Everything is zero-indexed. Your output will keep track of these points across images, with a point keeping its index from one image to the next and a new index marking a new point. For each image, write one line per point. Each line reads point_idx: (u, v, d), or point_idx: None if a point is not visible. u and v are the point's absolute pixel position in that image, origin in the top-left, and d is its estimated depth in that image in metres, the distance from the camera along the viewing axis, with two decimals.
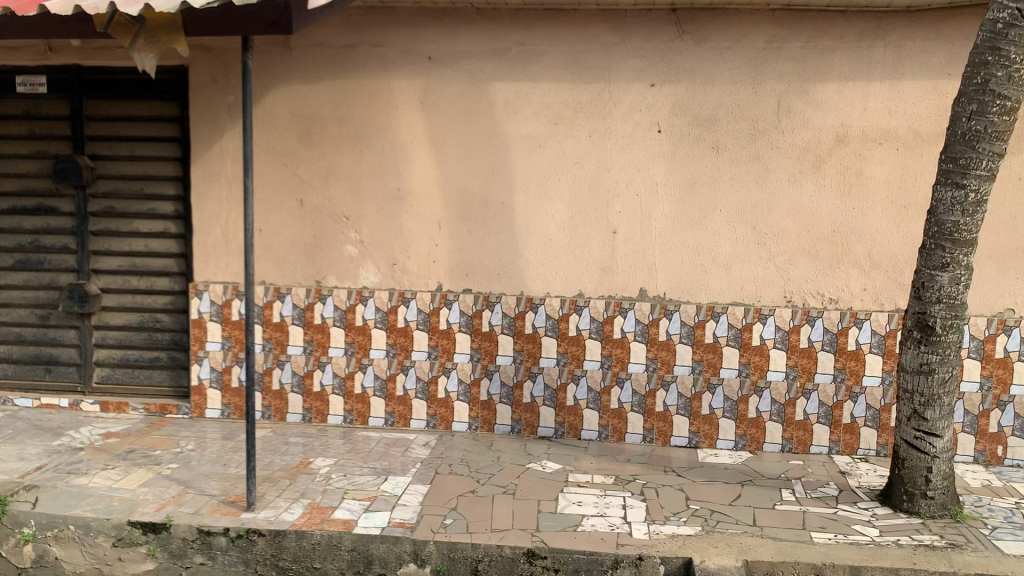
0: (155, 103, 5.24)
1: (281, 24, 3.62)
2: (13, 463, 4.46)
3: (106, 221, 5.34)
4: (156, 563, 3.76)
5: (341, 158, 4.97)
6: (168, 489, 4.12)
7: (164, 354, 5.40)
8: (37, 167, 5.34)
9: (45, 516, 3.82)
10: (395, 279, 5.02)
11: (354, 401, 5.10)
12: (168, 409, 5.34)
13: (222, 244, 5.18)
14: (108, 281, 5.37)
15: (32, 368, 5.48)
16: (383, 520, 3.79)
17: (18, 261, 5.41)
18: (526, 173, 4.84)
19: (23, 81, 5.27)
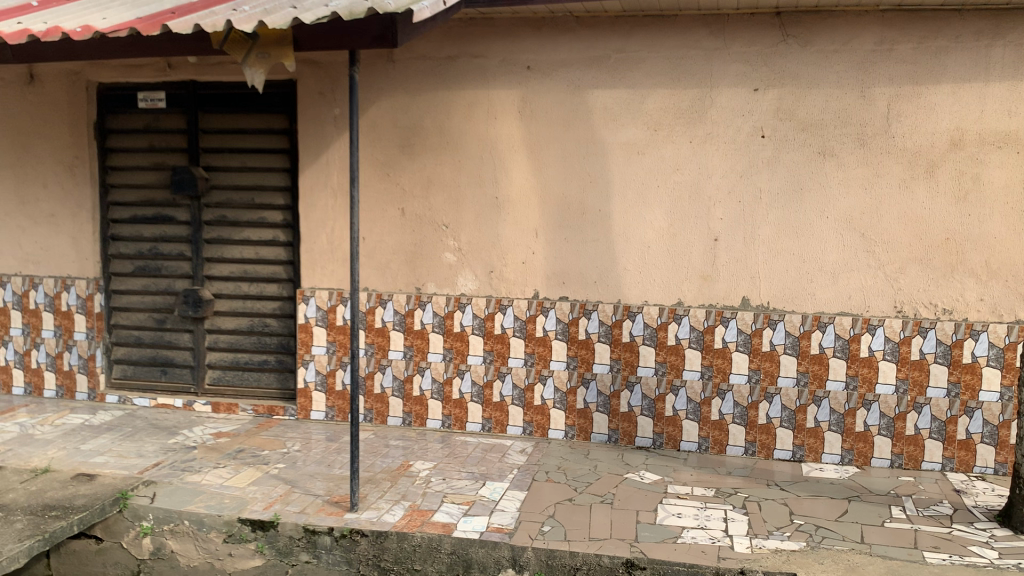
0: (266, 116, 5.45)
1: (387, 37, 3.70)
2: (133, 459, 4.70)
3: (219, 229, 5.58)
4: (264, 559, 3.90)
5: (441, 167, 5.06)
6: (275, 488, 4.27)
7: (272, 357, 5.60)
8: (156, 178, 5.61)
9: (162, 511, 4.00)
10: (493, 286, 5.07)
11: (451, 406, 5.17)
12: (276, 411, 5.52)
13: (327, 251, 5.34)
14: (220, 287, 5.61)
15: (149, 369, 5.76)
16: (481, 524, 3.83)
17: (137, 267, 5.70)
18: (625, 180, 4.82)
19: (145, 97, 5.57)
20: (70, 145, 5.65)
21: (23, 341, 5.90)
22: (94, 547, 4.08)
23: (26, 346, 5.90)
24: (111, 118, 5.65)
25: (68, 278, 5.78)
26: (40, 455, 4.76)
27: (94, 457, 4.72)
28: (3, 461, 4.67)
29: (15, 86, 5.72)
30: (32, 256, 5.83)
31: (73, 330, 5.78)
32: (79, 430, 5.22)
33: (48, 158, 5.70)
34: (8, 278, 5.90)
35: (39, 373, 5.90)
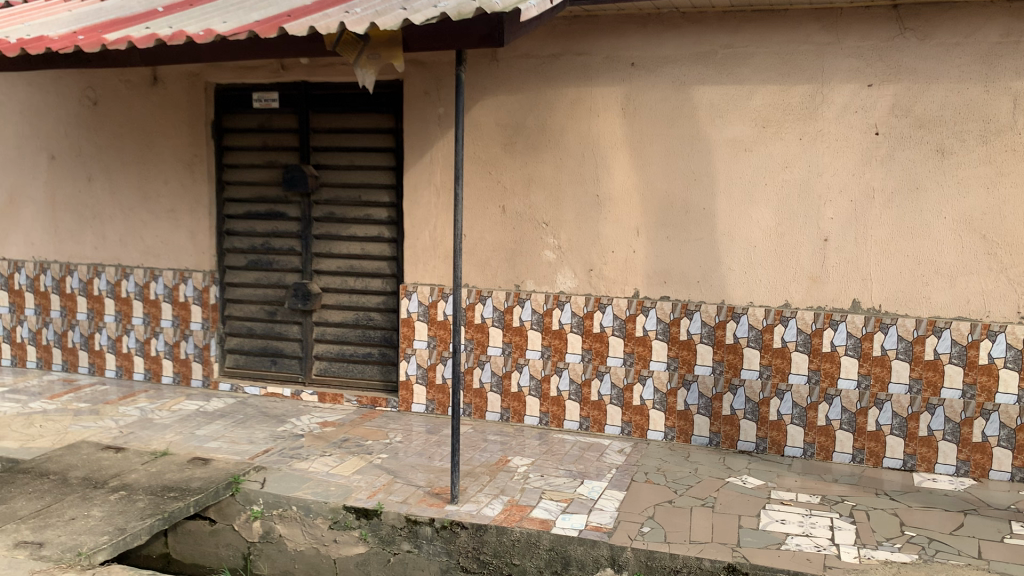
0: (373, 116, 5.58)
1: (493, 37, 3.72)
2: (244, 444, 4.89)
3: (328, 225, 5.75)
4: (368, 546, 4.00)
5: (543, 165, 5.08)
6: (378, 477, 4.37)
7: (376, 350, 5.73)
8: (269, 175, 5.83)
9: (271, 495, 4.15)
10: (593, 284, 5.06)
11: (549, 403, 5.19)
12: (379, 403, 5.66)
13: (429, 248, 5.43)
14: (327, 281, 5.78)
15: (260, 359, 5.99)
16: (580, 522, 3.83)
17: (250, 261, 5.94)
18: (731, 178, 4.73)
19: (259, 98, 5.78)
20: (189, 144, 5.92)
21: (144, 329, 6.22)
22: (208, 528, 4.26)
23: (146, 335, 6.22)
24: (228, 118, 5.89)
25: (186, 271, 6.06)
26: (159, 438, 5.02)
27: (208, 442, 4.94)
28: (126, 443, 4.93)
29: (140, 88, 6.04)
30: (153, 249, 6.14)
31: (190, 320, 6.07)
32: (194, 415, 5.47)
33: (169, 156, 6.00)
34: (131, 270, 6.23)
35: (157, 360, 6.21)
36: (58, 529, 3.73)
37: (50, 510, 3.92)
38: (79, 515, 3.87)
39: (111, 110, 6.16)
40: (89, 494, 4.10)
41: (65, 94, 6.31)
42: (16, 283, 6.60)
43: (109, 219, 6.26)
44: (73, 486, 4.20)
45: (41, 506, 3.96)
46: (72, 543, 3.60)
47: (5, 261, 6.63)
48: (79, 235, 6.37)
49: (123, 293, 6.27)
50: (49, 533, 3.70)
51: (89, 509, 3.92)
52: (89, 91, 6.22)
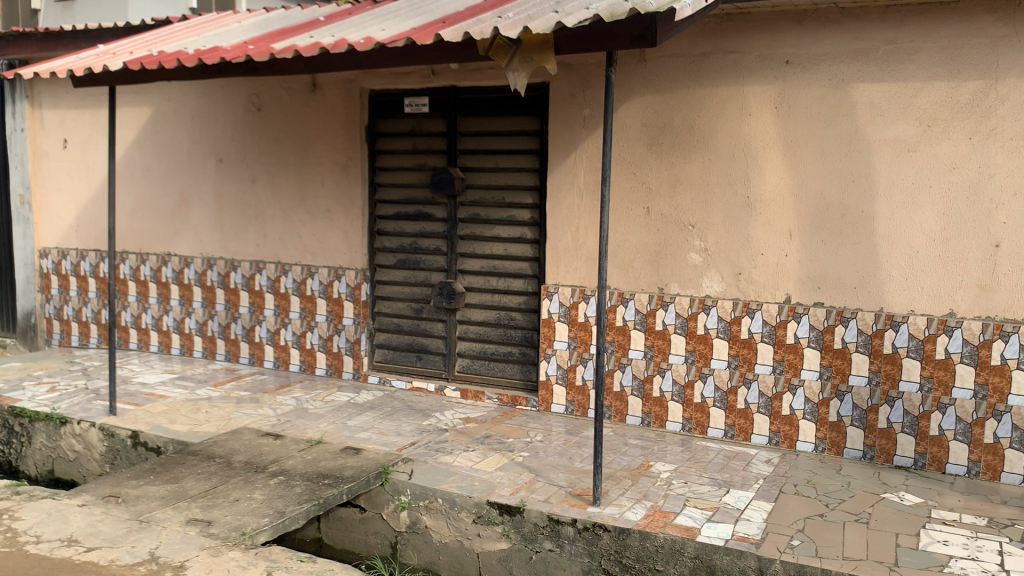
0: (519, 118, 5.66)
1: (646, 37, 3.71)
2: (392, 436, 5.07)
3: (473, 226, 5.87)
4: (510, 543, 4.05)
5: (690, 166, 5.01)
6: (521, 475, 4.43)
7: (517, 349, 5.79)
8: (418, 178, 6.01)
9: (419, 487, 4.28)
10: (741, 289, 4.95)
11: (693, 409, 5.11)
12: (519, 401, 5.69)
13: (572, 249, 5.44)
14: (472, 280, 5.91)
15: (406, 354, 6.18)
16: (726, 532, 3.75)
17: (399, 260, 6.15)
18: (891, 179, 4.52)
19: (410, 103, 5.97)
20: (345, 147, 6.20)
21: (300, 323, 6.54)
22: (358, 516, 4.44)
23: (302, 329, 6.53)
24: (381, 123, 6.12)
25: (340, 268, 6.34)
26: (313, 427, 5.26)
27: (358, 433, 5.14)
28: (283, 431, 5.20)
29: (301, 94, 6.36)
30: (309, 247, 6.46)
31: (342, 315, 6.34)
32: (345, 406, 5.71)
33: (326, 159, 6.29)
34: (289, 267, 6.56)
35: (312, 353, 6.51)
36: (224, 509, 3.98)
37: (217, 491, 4.19)
38: (243, 497, 4.12)
39: (274, 116, 6.52)
40: (252, 477, 4.35)
41: (232, 101, 6.72)
42: (185, 277, 7.07)
43: (270, 218, 6.62)
44: (237, 469, 4.47)
45: (209, 487, 4.24)
46: (237, 523, 3.83)
47: (176, 257, 7.11)
48: (242, 234, 6.77)
49: (282, 288, 6.61)
50: (216, 512, 3.95)
51: (252, 492, 4.16)
52: (254, 97, 6.60)
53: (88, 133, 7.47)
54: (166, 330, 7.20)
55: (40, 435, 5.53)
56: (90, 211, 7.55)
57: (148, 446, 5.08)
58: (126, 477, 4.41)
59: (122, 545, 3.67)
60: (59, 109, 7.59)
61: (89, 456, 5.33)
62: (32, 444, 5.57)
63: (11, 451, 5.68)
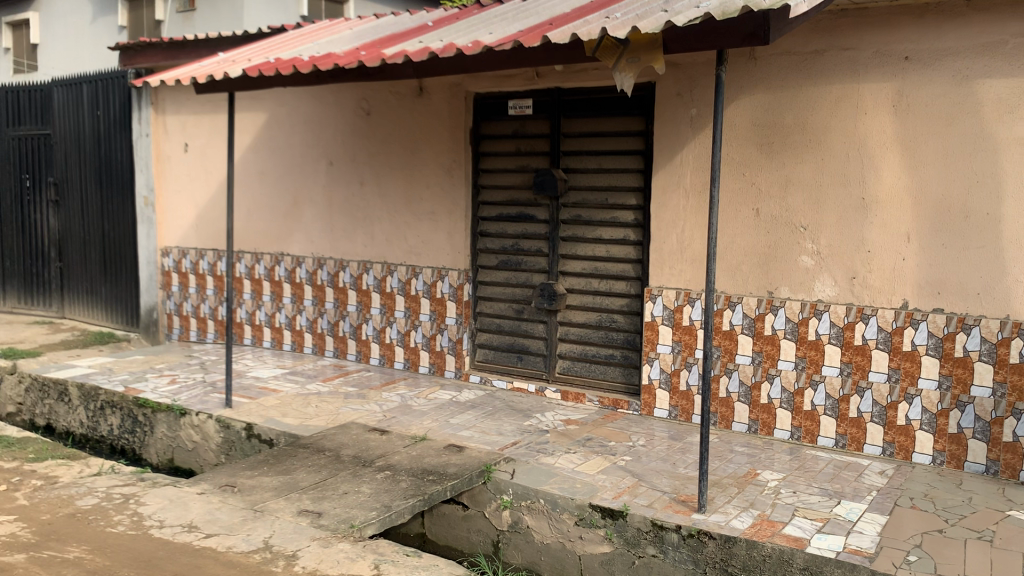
0: (624, 119, 5.62)
1: (759, 35, 3.64)
2: (494, 435, 5.11)
3: (575, 228, 5.86)
4: (613, 546, 4.03)
5: (801, 167, 4.87)
6: (623, 479, 4.40)
7: (619, 352, 5.75)
8: (521, 179, 6.05)
9: (521, 487, 4.30)
10: (855, 293, 4.78)
11: (802, 417, 4.97)
12: (620, 405, 5.65)
13: (677, 251, 5.36)
14: (574, 282, 5.90)
15: (507, 355, 6.23)
16: (838, 544, 3.63)
17: (501, 261, 6.20)
18: (1018, 180, 4.29)
19: (514, 105, 6.00)
20: (449, 150, 6.29)
21: (405, 322, 6.66)
22: (461, 513, 4.50)
23: (407, 327, 6.65)
24: (485, 125, 6.19)
25: (444, 269, 6.43)
26: (417, 424, 5.36)
27: (461, 431, 5.21)
28: (389, 427, 5.32)
29: (408, 98, 6.48)
30: (414, 248, 6.58)
31: (445, 315, 6.43)
32: (448, 405, 5.79)
33: (431, 162, 6.40)
34: (395, 267, 6.70)
35: (415, 351, 6.63)
36: (333, 501, 4.10)
37: (327, 483, 4.32)
38: (351, 490, 4.23)
39: (382, 119, 6.67)
40: (359, 471, 4.46)
41: (342, 105, 6.92)
42: (296, 276, 7.31)
43: (377, 220, 6.78)
44: (345, 463, 4.60)
45: (319, 479, 4.37)
46: (346, 515, 3.93)
47: (288, 257, 7.36)
48: (350, 234, 6.96)
49: (387, 288, 6.75)
50: (326, 504, 4.07)
51: (360, 485, 4.27)
52: (364, 102, 6.78)
53: (207, 137, 7.82)
54: (278, 327, 7.46)
55: (161, 425, 5.81)
56: (209, 212, 7.90)
57: (261, 438, 5.27)
58: (242, 467, 4.60)
59: (238, 533, 3.83)
60: (181, 115, 7.97)
61: (206, 446, 5.57)
62: (154, 433, 5.86)
63: (135, 439, 5.99)
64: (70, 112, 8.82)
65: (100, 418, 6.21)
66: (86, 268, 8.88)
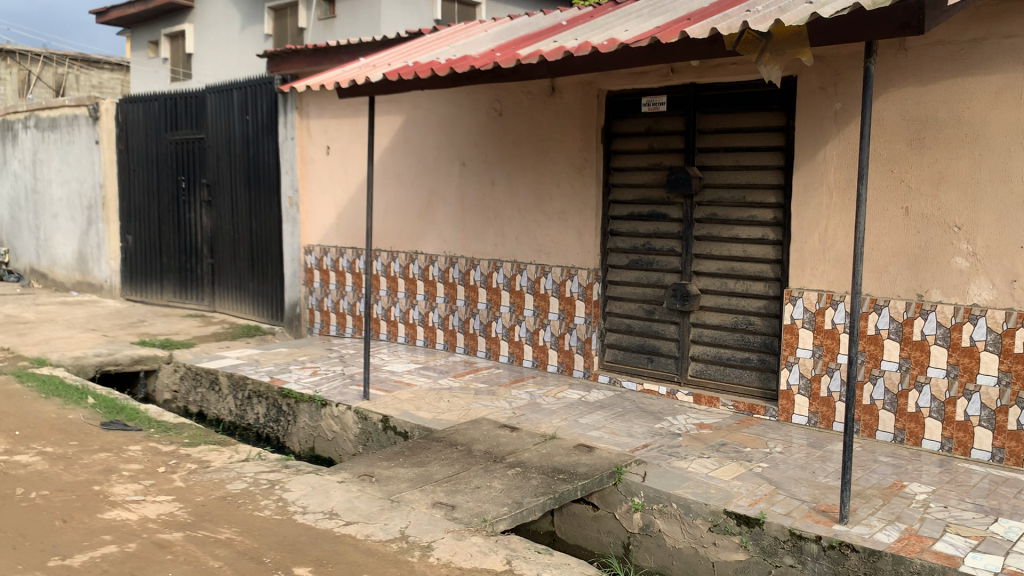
0: (762, 114, 5.45)
1: (912, 25, 3.46)
2: (625, 437, 5.07)
3: (710, 227, 5.74)
4: (748, 554, 3.92)
5: (956, 162, 4.61)
6: (760, 486, 4.28)
7: (755, 355, 5.59)
8: (654, 177, 5.97)
9: (653, 490, 4.25)
10: (1016, 297, 4.47)
11: (954, 428, 4.68)
12: (757, 410, 5.49)
13: (819, 251, 5.17)
14: (707, 282, 5.78)
15: (637, 355, 6.17)
16: (995, 564, 3.41)
17: (632, 260, 6.15)
18: None
19: (648, 102, 5.93)
20: (581, 148, 6.29)
21: (534, 321, 6.69)
22: (592, 513, 4.49)
23: (536, 326, 6.68)
24: (617, 123, 6.15)
25: (573, 268, 6.43)
26: (547, 422, 5.38)
27: (591, 431, 5.19)
28: (519, 424, 5.36)
29: (540, 98, 6.52)
30: (544, 247, 6.61)
31: (574, 314, 6.42)
32: (577, 404, 5.78)
33: (563, 161, 6.41)
34: (525, 266, 6.75)
35: (544, 349, 6.66)
36: (466, 495, 4.17)
37: (460, 477, 4.40)
38: (483, 484, 4.29)
39: (514, 119, 6.73)
40: (491, 466, 4.52)
41: (476, 106, 7.02)
42: (429, 274, 7.48)
43: (508, 219, 6.85)
44: (477, 458, 4.67)
45: (452, 472, 4.46)
46: (479, 509, 3.99)
47: (422, 255, 7.54)
48: (482, 233, 7.06)
49: (517, 286, 6.80)
50: (458, 497, 4.15)
51: (491, 480, 4.33)
52: (496, 103, 6.86)
53: (347, 139, 8.11)
54: (412, 323, 7.66)
55: (303, 415, 6.07)
56: (348, 212, 8.19)
57: (396, 430, 5.43)
58: (379, 458, 4.75)
59: (376, 521, 3.95)
60: (323, 118, 8.30)
61: (344, 436, 5.78)
62: (297, 422, 6.13)
63: (279, 427, 6.28)
64: (222, 117, 9.33)
65: (247, 407, 6.54)
66: (235, 265, 9.37)
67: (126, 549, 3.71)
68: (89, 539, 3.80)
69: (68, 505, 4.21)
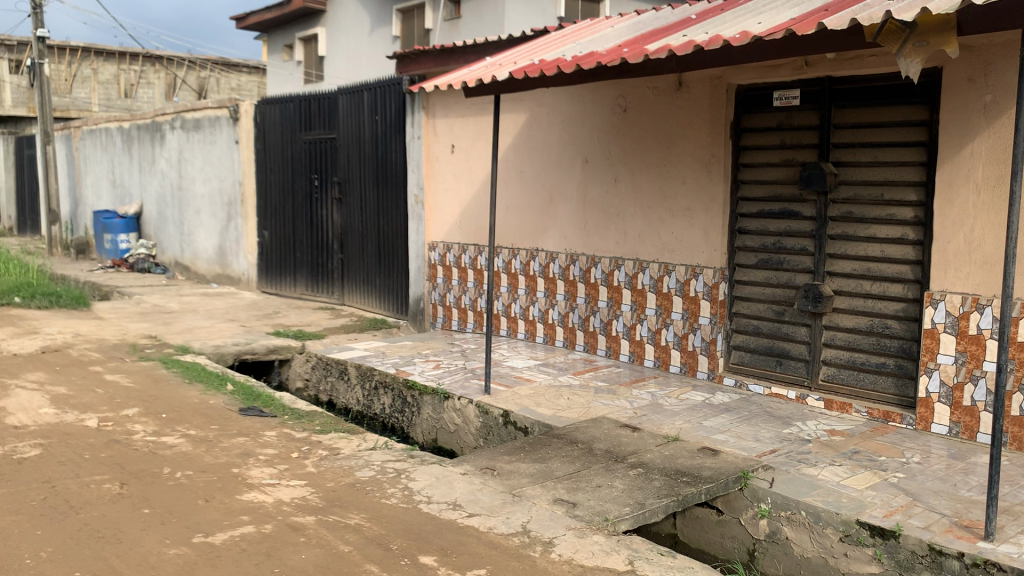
0: (902, 108, 5.19)
1: None
2: (751, 441, 4.94)
3: (845, 225, 5.53)
4: (882, 567, 3.75)
5: None
6: (896, 497, 4.09)
7: (891, 360, 5.34)
8: (786, 174, 5.81)
9: (781, 497, 4.12)
10: None
11: None
12: (893, 418, 5.25)
13: (964, 251, 4.88)
14: (841, 283, 5.57)
15: (765, 358, 6.01)
16: None
17: (761, 259, 5.99)
18: None
19: (780, 95, 5.77)
20: (709, 145, 6.16)
21: (656, 320, 6.60)
22: (715, 517, 4.40)
23: (658, 325, 6.59)
24: (747, 118, 6.01)
25: (698, 267, 6.31)
26: (669, 424, 5.31)
27: (716, 434, 5.09)
28: (641, 424, 5.32)
29: (667, 93, 6.42)
30: (669, 245, 6.51)
31: (699, 314, 6.30)
32: (701, 406, 5.68)
33: (689, 157, 6.30)
34: (647, 264, 6.66)
35: (666, 349, 6.56)
36: (587, 493, 4.16)
37: (581, 475, 4.39)
38: (605, 483, 4.27)
39: (639, 115, 6.67)
40: (612, 466, 4.50)
41: (600, 103, 6.99)
42: (549, 271, 7.49)
43: (632, 216, 6.79)
44: (598, 456, 4.65)
45: (573, 470, 4.46)
46: (600, 508, 3.98)
47: (543, 252, 7.56)
48: (604, 231, 7.02)
49: (639, 284, 6.72)
50: (580, 495, 4.15)
51: (613, 480, 4.30)
52: (621, 99, 6.80)
53: (472, 138, 8.23)
54: (532, 320, 7.70)
55: (427, 407, 6.21)
56: (472, 210, 8.31)
57: (517, 425, 5.48)
58: (500, 452, 4.80)
59: (498, 515, 4.00)
60: (449, 117, 8.45)
61: (466, 429, 5.87)
62: (421, 414, 6.27)
63: (404, 418, 6.44)
64: (353, 117, 9.64)
65: (374, 397, 6.74)
66: (363, 260, 9.68)
67: (263, 529, 3.89)
68: (229, 519, 4.01)
69: (210, 485, 4.45)
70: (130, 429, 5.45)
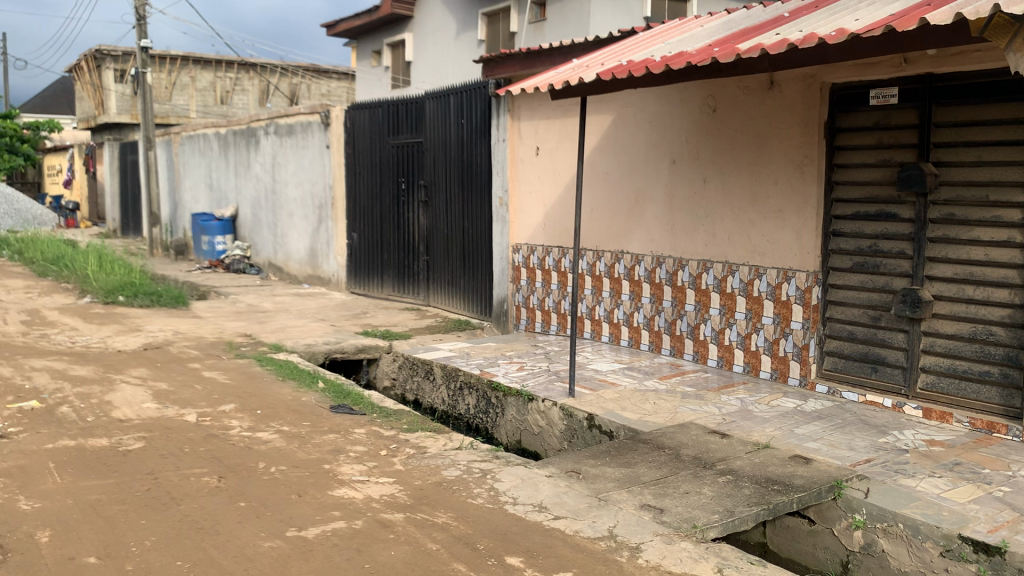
0: (1010, 105, 4.97)
1: None
2: (844, 450, 4.80)
3: (947, 228, 5.32)
4: None
5: None
6: (1001, 512, 3.91)
7: (996, 369, 5.12)
8: (882, 175, 5.63)
9: (877, 508, 3.99)
10: None
11: None
12: (997, 429, 5.03)
13: None
14: (942, 288, 5.36)
15: (860, 365, 5.82)
16: None
17: (856, 262, 5.83)
18: None
19: (877, 94, 5.59)
20: (802, 145, 6.01)
21: (746, 324, 6.47)
22: (807, 528, 4.29)
23: (747, 330, 6.47)
24: (842, 117, 5.84)
25: (790, 270, 6.15)
26: (759, 431, 5.21)
27: (808, 442, 4.96)
28: (730, 430, 5.23)
29: (758, 93, 6.29)
30: (759, 248, 6.38)
31: (791, 319, 6.16)
32: (792, 413, 5.54)
33: (781, 157, 6.17)
34: (737, 267, 6.56)
35: (756, 355, 6.43)
36: (675, 499, 4.11)
37: (668, 480, 4.34)
38: (693, 490, 4.21)
39: (728, 116, 6.56)
40: (700, 472, 4.44)
41: (688, 104, 6.90)
42: (635, 274, 7.43)
43: (721, 219, 6.68)
44: (686, 462, 4.60)
45: (660, 475, 4.42)
46: (688, 515, 3.93)
47: (628, 255, 7.50)
48: (692, 233, 6.93)
49: (728, 288, 6.62)
50: (668, 501, 4.10)
51: (701, 487, 4.24)
52: (710, 100, 6.70)
53: (557, 140, 8.23)
54: (617, 323, 7.65)
55: (511, 408, 6.24)
56: (556, 212, 8.30)
57: (602, 429, 5.45)
58: (586, 456, 4.79)
59: (584, 518, 3.99)
60: (534, 120, 8.48)
61: (550, 432, 5.87)
62: (505, 415, 6.30)
63: (488, 419, 6.49)
64: (439, 121, 9.77)
65: (459, 397, 6.81)
66: (448, 262, 9.79)
67: (354, 525, 3.97)
68: (322, 514, 4.11)
69: (302, 480, 4.57)
70: (226, 424, 5.64)
